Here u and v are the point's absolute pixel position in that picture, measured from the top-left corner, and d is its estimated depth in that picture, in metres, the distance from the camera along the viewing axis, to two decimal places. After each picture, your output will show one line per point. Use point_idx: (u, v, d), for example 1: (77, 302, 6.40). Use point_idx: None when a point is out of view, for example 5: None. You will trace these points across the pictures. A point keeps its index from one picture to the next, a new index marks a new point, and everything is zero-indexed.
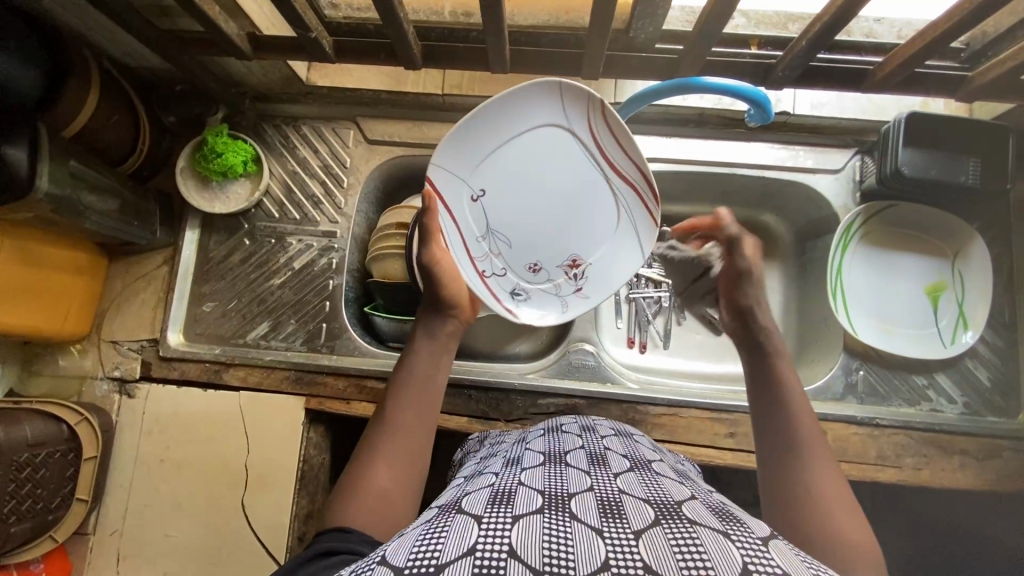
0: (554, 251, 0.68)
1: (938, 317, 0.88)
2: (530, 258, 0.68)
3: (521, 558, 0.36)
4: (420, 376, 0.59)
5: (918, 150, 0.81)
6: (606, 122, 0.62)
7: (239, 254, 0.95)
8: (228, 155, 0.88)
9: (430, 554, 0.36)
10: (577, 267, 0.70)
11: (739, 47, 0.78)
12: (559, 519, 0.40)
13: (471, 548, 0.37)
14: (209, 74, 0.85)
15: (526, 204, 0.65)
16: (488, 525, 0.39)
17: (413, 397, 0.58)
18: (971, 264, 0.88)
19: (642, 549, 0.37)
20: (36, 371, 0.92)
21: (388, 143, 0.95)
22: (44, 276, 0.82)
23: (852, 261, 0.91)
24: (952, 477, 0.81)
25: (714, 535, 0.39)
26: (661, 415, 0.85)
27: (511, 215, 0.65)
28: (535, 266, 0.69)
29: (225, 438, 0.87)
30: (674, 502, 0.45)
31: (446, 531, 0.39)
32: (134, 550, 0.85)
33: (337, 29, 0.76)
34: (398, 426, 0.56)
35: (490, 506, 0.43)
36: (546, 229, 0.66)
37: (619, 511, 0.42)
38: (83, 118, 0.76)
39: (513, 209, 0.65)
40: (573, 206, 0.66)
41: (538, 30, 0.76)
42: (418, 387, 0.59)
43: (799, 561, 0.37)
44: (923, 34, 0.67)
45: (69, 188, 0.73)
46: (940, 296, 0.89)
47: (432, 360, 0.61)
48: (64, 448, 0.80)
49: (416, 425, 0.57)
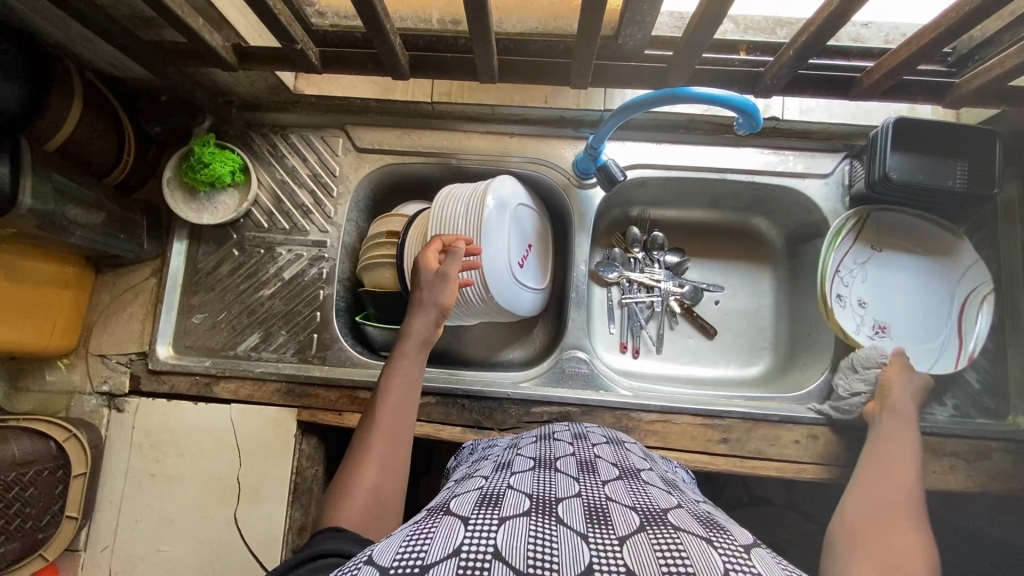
0: (886, 312, 0.89)
1: (931, 322, 0.88)
2: (879, 320, 0.88)
3: (506, 558, 0.36)
4: (405, 383, 0.66)
5: (906, 155, 0.82)
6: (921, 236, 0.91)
7: (228, 265, 0.94)
8: (215, 165, 0.87)
9: (416, 555, 0.36)
10: (884, 329, 0.88)
11: (726, 53, 0.78)
12: (546, 523, 0.40)
13: (457, 549, 0.36)
14: (194, 84, 0.84)
15: (884, 288, 0.90)
16: (475, 526, 0.39)
17: (398, 402, 0.64)
18: (960, 268, 0.88)
19: (625, 554, 0.37)
20: (23, 387, 0.91)
21: (378, 152, 0.95)
22: (30, 291, 0.81)
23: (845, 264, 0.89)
24: (943, 480, 0.81)
25: (697, 541, 0.39)
26: (654, 422, 0.85)
27: (878, 295, 0.89)
28: (885, 325, 0.88)
29: (216, 451, 0.87)
30: (660, 509, 0.45)
31: (432, 533, 0.39)
32: (126, 566, 0.84)
33: (322, 38, 0.75)
34: (387, 432, 0.62)
35: (478, 508, 0.42)
36: (891, 301, 0.89)
37: (605, 517, 0.42)
38: (67, 131, 0.75)
39: (884, 290, 0.90)
40: (899, 290, 0.90)
41: (526, 38, 0.75)
42: (403, 393, 0.65)
43: (778, 568, 0.38)
44: (911, 43, 0.68)
45: (53, 203, 0.72)
46: (930, 300, 0.89)
47: (416, 367, 0.68)
48: (53, 466, 0.79)
49: (400, 429, 0.63)
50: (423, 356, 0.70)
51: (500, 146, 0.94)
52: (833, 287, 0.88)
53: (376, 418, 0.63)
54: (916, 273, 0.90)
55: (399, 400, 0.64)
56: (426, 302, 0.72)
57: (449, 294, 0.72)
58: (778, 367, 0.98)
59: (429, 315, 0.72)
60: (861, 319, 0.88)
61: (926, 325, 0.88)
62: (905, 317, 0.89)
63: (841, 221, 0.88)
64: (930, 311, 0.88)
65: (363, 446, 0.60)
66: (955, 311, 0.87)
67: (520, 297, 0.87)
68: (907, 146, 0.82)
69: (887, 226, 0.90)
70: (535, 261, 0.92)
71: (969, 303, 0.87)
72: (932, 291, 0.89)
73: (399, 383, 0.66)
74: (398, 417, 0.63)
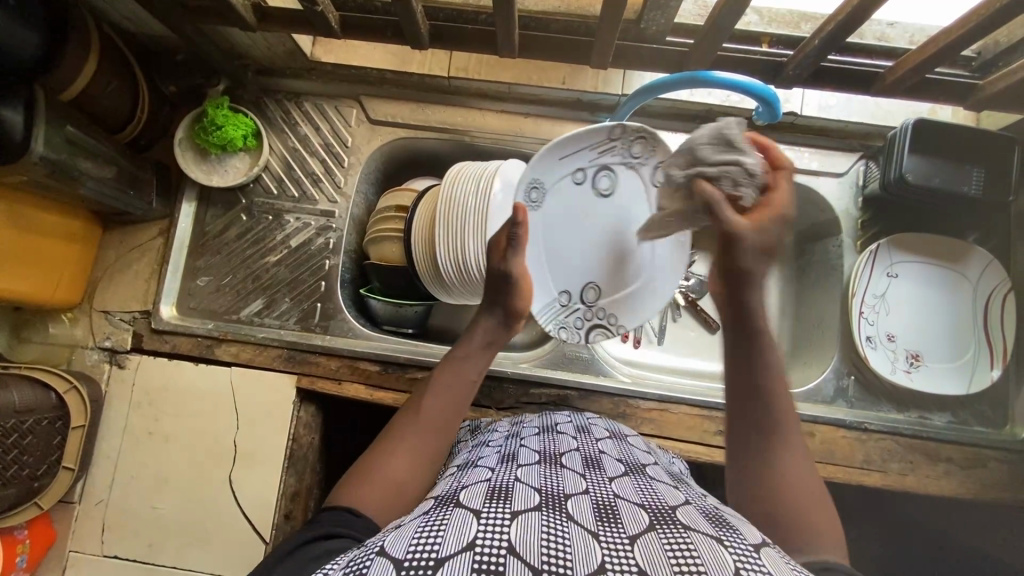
0: (913, 339, 0.88)
1: (961, 339, 0.87)
2: (907, 351, 0.87)
3: (520, 554, 0.36)
4: (463, 377, 0.65)
5: (923, 158, 0.81)
6: (946, 252, 0.89)
7: (236, 230, 0.94)
8: (229, 128, 0.87)
9: (430, 547, 0.36)
10: (915, 359, 0.87)
11: (749, 43, 0.77)
12: (557, 518, 0.40)
13: (470, 543, 0.36)
14: (212, 44, 0.84)
15: (909, 317, 0.89)
16: (487, 519, 0.39)
17: (449, 402, 0.63)
18: (982, 278, 0.87)
19: (636, 553, 0.37)
20: (27, 337, 0.91)
21: (390, 124, 0.94)
22: (36, 240, 0.80)
23: (872, 292, 0.88)
24: (937, 485, 0.81)
25: (707, 540, 0.39)
26: (652, 410, 0.86)
27: (904, 324, 0.88)
28: (914, 355, 0.87)
29: (214, 414, 0.87)
30: (669, 507, 0.45)
31: (445, 523, 0.39)
32: (120, 521, 0.85)
33: (343, 4, 0.75)
34: (427, 421, 0.60)
35: (489, 501, 0.42)
36: (918, 328, 0.88)
37: (615, 514, 0.43)
38: (81, 83, 0.74)
39: (908, 317, 0.89)
40: (924, 313, 0.89)
41: (548, 16, 0.75)
42: (456, 390, 0.64)
43: (788, 568, 0.38)
44: (935, 39, 0.67)
45: (65, 153, 0.72)
46: (957, 317, 0.88)
47: (479, 365, 0.67)
48: (52, 417, 0.80)
49: (440, 428, 0.61)
50: (488, 359, 0.68)
51: (514, 125, 0.93)
52: (859, 329, 0.87)
53: (419, 409, 0.61)
54: (937, 288, 0.89)
55: (446, 400, 0.63)
56: (498, 305, 0.68)
57: (523, 301, 0.68)
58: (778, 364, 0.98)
59: (498, 317, 0.68)
60: (893, 355, 0.87)
61: (954, 342, 0.87)
62: (933, 339, 0.88)
63: (868, 256, 0.87)
64: (956, 326, 0.87)
65: (399, 429, 0.60)
66: (979, 321, 0.87)
67: (563, 326, 0.78)
68: (924, 149, 0.81)
69: (911, 248, 0.89)
70: (535, 227, 0.74)
71: (991, 304, 0.87)
72: (953, 307, 0.88)
73: (449, 382, 0.64)
74: (446, 405, 0.62)
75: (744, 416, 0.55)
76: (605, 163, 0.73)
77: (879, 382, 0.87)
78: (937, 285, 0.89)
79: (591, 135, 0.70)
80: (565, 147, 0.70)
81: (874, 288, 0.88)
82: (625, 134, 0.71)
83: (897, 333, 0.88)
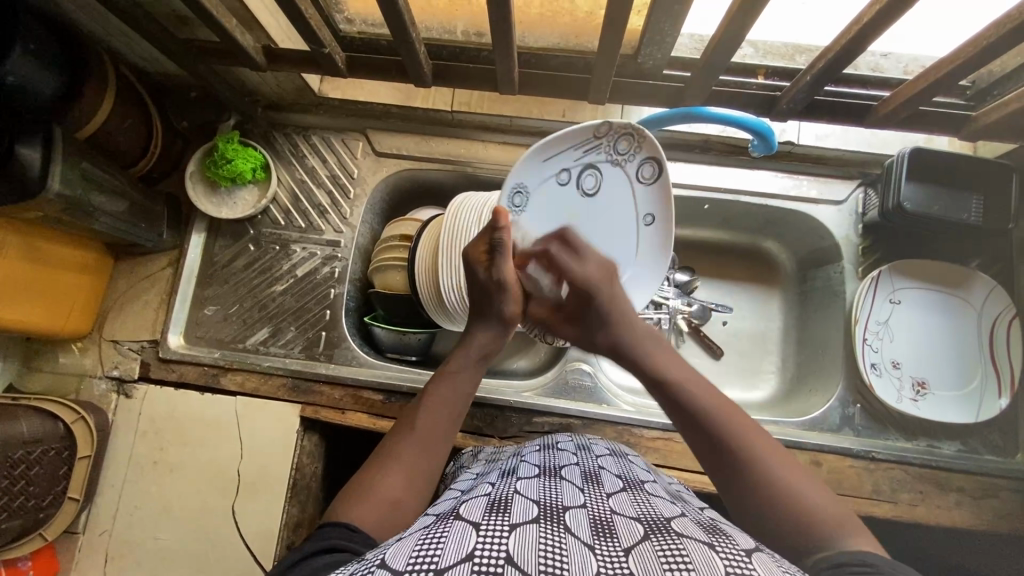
0: (917, 365, 0.87)
1: (967, 367, 0.87)
2: (914, 381, 0.87)
3: (517, 564, 0.35)
4: (459, 392, 0.64)
5: (920, 185, 0.82)
6: (952, 277, 0.89)
7: (244, 259, 0.96)
8: (238, 161, 0.89)
9: (429, 558, 0.35)
10: (921, 388, 0.86)
11: (745, 76, 0.79)
12: (554, 531, 0.40)
13: (469, 554, 0.36)
14: (224, 82, 0.87)
15: (912, 345, 0.88)
16: (486, 531, 0.39)
17: (443, 417, 0.61)
18: (988, 305, 0.87)
19: (631, 563, 0.37)
20: (37, 367, 0.93)
21: (396, 156, 0.96)
22: (51, 272, 0.83)
23: (876, 319, 0.88)
24: (948, 516, 0.80)
25: (700, 547, 0.38)
26: (656, 439, 0.85)
27: (909, 351, 0.88)
28: (920, 383, 0.87)
29: (220, 443, 0.87)
30: (663, 517, 0.45)
31: (444, 537, 0.39)
32: (123, 552, 0.85)
33: (350, 45, 0.78)
34: (423, 436, 0.59)
35: (488, 514, 0.42)
36: (923, 355, 0.88)
37: (610, 529, 0.42)
38: (98, 121, 0.78)
39: (911, 344, 0.88)
40: (929, 340, 0.88)
41: (549, 53, 0.77)
42: (449, 404, 0.63)
43: (781, 571, 0.37)
44: (929, 74, 0.68)
45: (80, 189, 0.74)
46: (962, 343, 0.87)
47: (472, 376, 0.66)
48: (59, 446, 0.81)
49: (432, 440, 0.60)
50: (478, 373, 0.67)
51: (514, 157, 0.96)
52: (864, 356, 0.87)
53: (414, 427, 0.60)
54: (940, 316, 0.89)
55: (440, 416, 0.61)
56: (489, 314, 0.68)
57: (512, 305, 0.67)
58: (785, 391, 0.97)
59: (493, 327, 0.68)
60: (898, 382, 0.87)
61: (961, 370, 0.87)
62: (938, 366, 0.87)
63: (871, 282, 0.87)
64: (961, 353, 0.87)
65: (397, 447, 0.58)
66: (986, 350, 0.86)
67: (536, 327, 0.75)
68: (922, 177, 0.82)
69: (914, 274, 0.89)
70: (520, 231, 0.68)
71: (996, 331, 0.86)
72: (957, 334, 0.88)
73: (442, 398, 0.63)
74: (445, 422, 0.61)
75: (704, 443, 0.55)
76: (592, 161, 0.66)
77: (887, 411, 0.86)
78: (939, 311, 0.89)
79: (574, 133, 0.63)
80: (548, 149, 0.64)
81: (878, 314, 0.88)
82: (610, 132, 0.64)
83: (902, 360, 0.88)
